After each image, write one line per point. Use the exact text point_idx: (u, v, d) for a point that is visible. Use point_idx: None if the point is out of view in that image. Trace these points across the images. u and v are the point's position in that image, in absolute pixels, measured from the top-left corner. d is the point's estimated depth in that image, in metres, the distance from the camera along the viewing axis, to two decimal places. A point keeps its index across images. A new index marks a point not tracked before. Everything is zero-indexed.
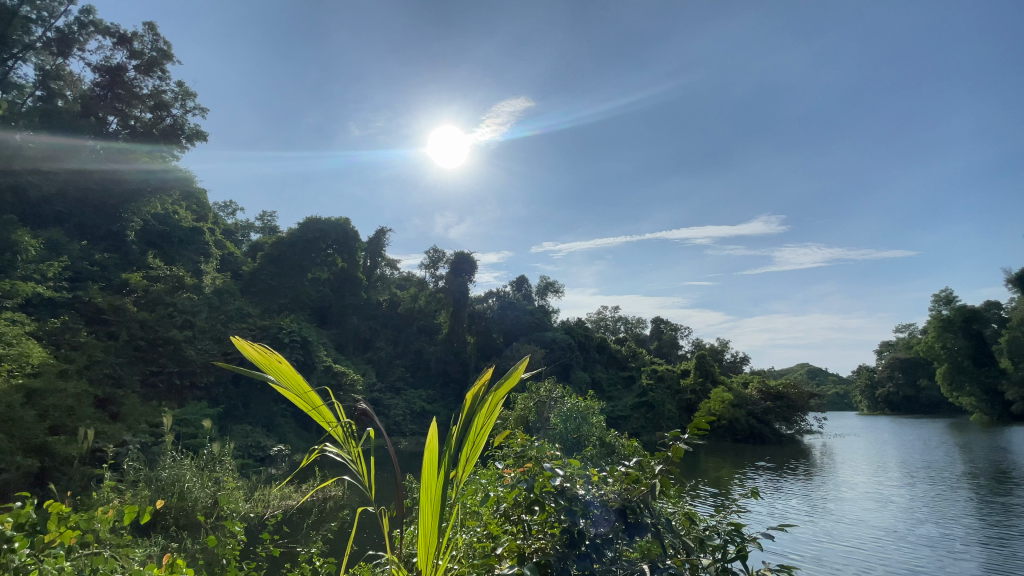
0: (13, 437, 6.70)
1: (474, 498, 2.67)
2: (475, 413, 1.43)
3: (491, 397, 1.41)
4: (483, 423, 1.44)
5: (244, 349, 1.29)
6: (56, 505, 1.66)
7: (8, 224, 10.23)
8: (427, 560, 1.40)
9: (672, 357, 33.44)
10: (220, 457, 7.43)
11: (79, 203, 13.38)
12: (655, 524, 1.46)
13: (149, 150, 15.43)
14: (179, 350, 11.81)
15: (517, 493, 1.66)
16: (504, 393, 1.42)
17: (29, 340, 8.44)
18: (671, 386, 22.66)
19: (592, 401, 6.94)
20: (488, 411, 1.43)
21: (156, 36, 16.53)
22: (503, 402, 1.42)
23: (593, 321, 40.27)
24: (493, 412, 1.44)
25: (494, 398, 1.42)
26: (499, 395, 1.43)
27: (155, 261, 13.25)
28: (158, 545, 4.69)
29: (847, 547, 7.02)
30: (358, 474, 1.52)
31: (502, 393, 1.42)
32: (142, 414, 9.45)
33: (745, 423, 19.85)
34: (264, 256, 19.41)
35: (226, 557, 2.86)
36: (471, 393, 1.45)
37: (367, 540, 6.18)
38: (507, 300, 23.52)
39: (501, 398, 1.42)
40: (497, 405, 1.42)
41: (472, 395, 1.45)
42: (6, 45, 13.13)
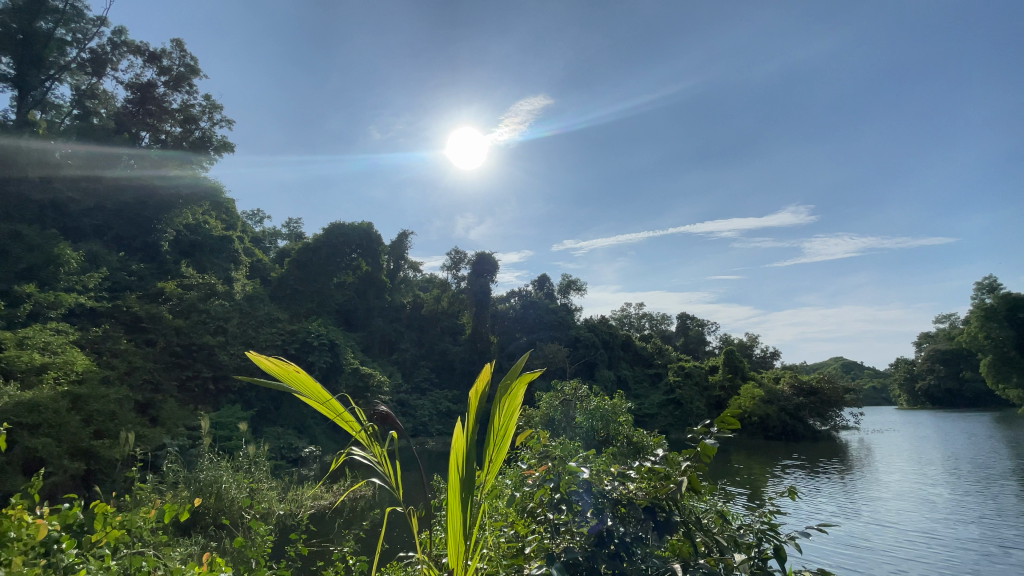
0: (60, 441, 6.99)
1: (500, 499, 2.68)
2: (490, 415, 1.43)
3: (507, 394, 1.39)
4: (500, 426, 1.44)
5: (262, 362, 1.30)
6: (101, 505, 1.74)
7: (52, 239, 10.78)
8: (458, 560, 1.41)
9: (700, 354, 32.88)
10: (255, 458, 7.61)
11: (116, 215, 13.95)
12: (684, 520, 1.45)
13: (180, 165, 16.17)
14: (213, 355, 12.21)
15: (542, 491, 1.65)
16: (518, 390, 1.41)
17: (74, 349, 8.87)
18: (699, 383, 22.28)
19: (617, 399, 6.89)
20: (504, 411, 1.42)
21: (183, 52, 17.03)
22: (518, 399, 1.41)
23: (617, 318, 39.91)
24: (512, 410, 1.44)
25: (511, 395, 1.41)
26: (512, 395, 1.41)
27: (188, 270, 13.72)
28: (197, 545, 4.85)
29: (882, 550, 6.73)
30: (386, 476, 1.54)
31: (515, 391, 1.40)
32: (180, 417, 9.81)
33: (778, 420, 19.38)
34: (291, 263, 19.87)
35: (260, 556, 2.91)
36: (479, 394, 1.45)
37: (397, 539, 6.29)
38: (529, 299, 23.53)
39: (515, 396, 1.41)
40: (510, 407, 1.41)
41: (481, 396, 1.44)
42: (43, 67, 13.72)
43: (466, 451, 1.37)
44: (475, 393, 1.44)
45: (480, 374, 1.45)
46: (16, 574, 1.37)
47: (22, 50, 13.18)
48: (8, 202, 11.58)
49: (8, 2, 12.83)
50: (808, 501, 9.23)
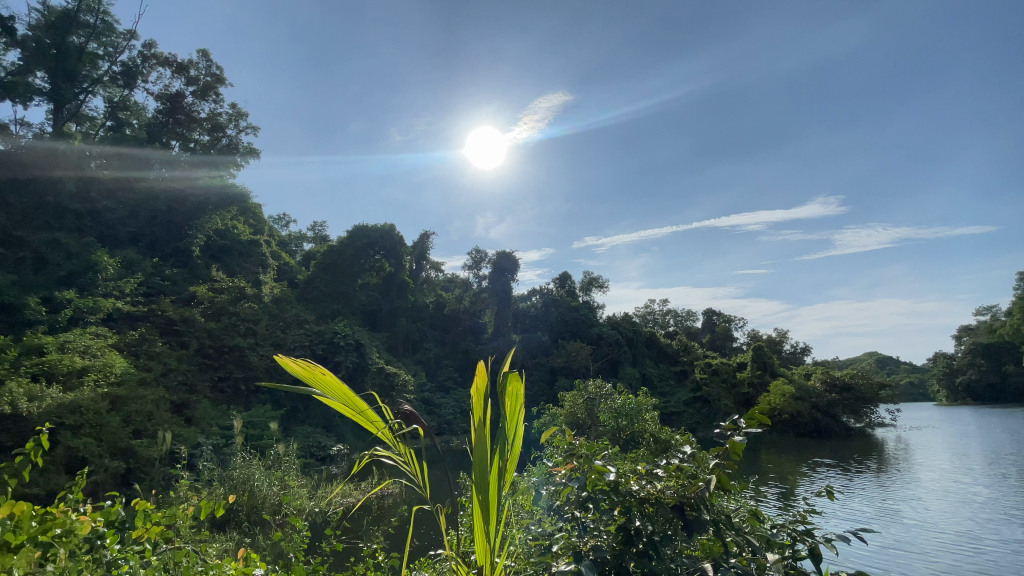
0: (102, 441, 7.29)
1: (526, 497, 2.68)
2: (499, 408, 1.45)
3: (509, 390, 1.41)
4: (508, 418, 1.45)
5: (288, 365, 1.33)
6: (141, 503, 1.82)
7: (90, 246, 11.30)
8: (486, 555, 1.43)
9: (727, 350, 32.26)
10: (285, 456, 7.77)
11: (150, 222, 14.49)
12: (713, 519, 1.42)
13: (208, 173, 16.67)
14: (244, 356, 12.56)
15: (567, 490, 1.64)
16: (519, 385, 1.42)
17: (111, 352, 9.24)
18: (727, 380, 21.84)
19: (642, 397, 6.83)
20: (509, 405, 1.44)
21: (209, 62, 17.51)
22: (520, 395, 1.42)
23: (642, 314, 39.49)
24: (517, 406, 1.45)
25: (513, 390, 1.42)
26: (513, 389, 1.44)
27: (218, 274, 14.13)
28: (234, 540, 5.01)
29: (921, 552, 6.51)
30: (411, 474, 1.56)
31: (515, 385, 1.42)
32: (213, 417, 10.14)
33: (810, 417, 18.90)
34: (317, 265, 20.27)
35: (295, 551, 2.97)
36: (481, 389, 1.48)
37: (426, 536, 6.35)
38: (551, 297, 23.49)
39: (517, 390, 1.42)
40: (515, 401, 1.43)
41: (484, 391, 1.47)
42: (77, 80, 14.27)
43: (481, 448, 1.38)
44: (477, 388, 1.49)
45: (478, 372, 1.48)
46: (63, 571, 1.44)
47: (56, 64, 13.74)
48: (48, 211, 12.07)
49: (42, 18, 13.41)
50: (843, 501, 8.95)
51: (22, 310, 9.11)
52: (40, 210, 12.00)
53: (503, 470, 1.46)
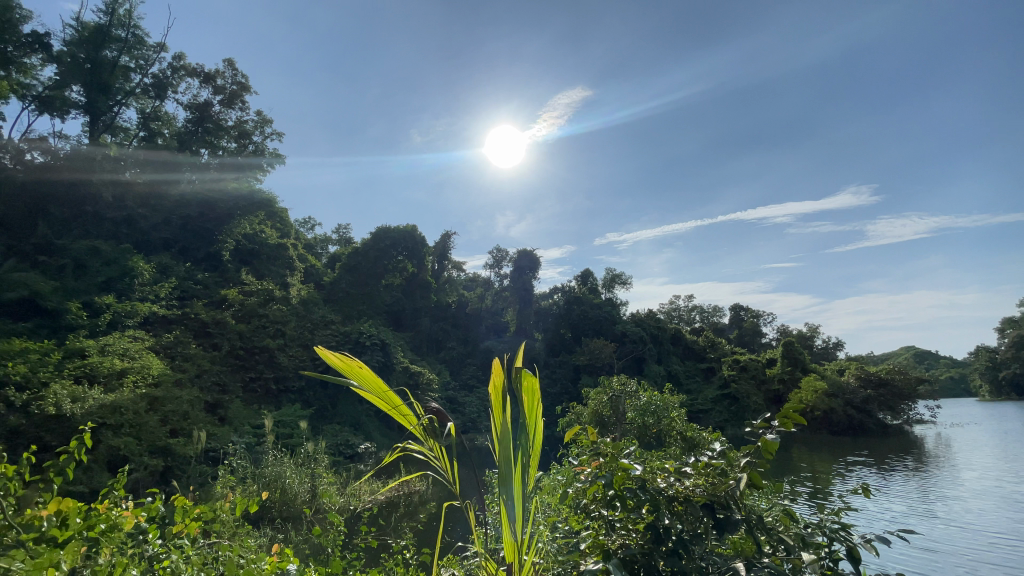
0: (141, 440, 7.57)
1: (551, 494, 2.67)
2: (518, 404, 1.44)
3: (524, 389, 1.40)
4: (527, 413, 1.44)
5: (326, 357, 1.37)
6: (181, 500, 1.88)
7: (126, 253, 11.81)
8: (513, 550, 1.44)
9: (756, 346, 31.58)
10: (314, 455, 7.92)
11: (182, 229, 14.98)
12: (744, 519, 1.38)
13: (236, 179, 17.32)
14: (273, 357, 12.87)
15: (593, 488, 1.61)
16: (535, 384, 1.40)
17: (149, 354, 9.61)
18: (755, 377, 21.37)
19: (669, 394, 6.75)
20: (527, 399, 1.42)
21: (234, 71, 18.02)
22: (535, 394, 1.40)
23: (666, 311, 38.97)
24: (534, 405, 1.43)
25: (528, 389, 1.40)
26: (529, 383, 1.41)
27: (248, 278, 14.53)
28: (269, 537, 5.16)
29: (965, 554, 6.26)
30: (442, 470, 1.58)
31: (531, 381, 1.40)
32: (245, 417, 10.44)
33: (843, 414, 18.36)
34: (342, 267, 20.62)
35: (330, 546, 3.03)
36: (498, 384, 1.47)
37: (454, 533, 6.41)
38: (573, 295, 23.41)
39: (533, 386, 1.41)
40: (532, 396, 1.41)
41: (500, 386, 1.46)
42: (110, 93, 14.79)
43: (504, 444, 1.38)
44: (494, 383, 1.47)
45: (493, 367, 1.46)
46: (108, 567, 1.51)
47: (90, 78, 14.23)
48: (87, 220, 12.56)
49: (76, 34, 13.89)
50: (881, 501, 8.67)
51: (64, 315, 9.53)
52: (79, 219, 12.48)
53: (527, 468, 1.46)
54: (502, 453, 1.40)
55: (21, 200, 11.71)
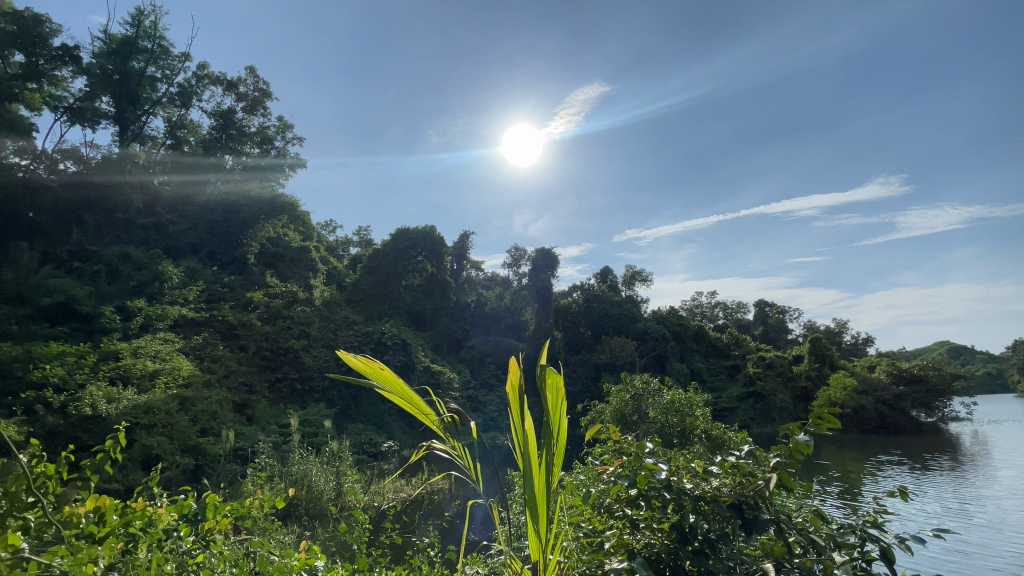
0: (174, 438, 7.83)
1: (574, 494, 2.66)
2: (541, 403, 1.43)
3: (548, 387, 1.39)
4: (550, 411, 1.42)
5: (349, 360, 1.38)
6: (211, 497, 1.94)
7: (156, 259, 12.32)
8: (538, 547, 1.45)
9: (782, 343, 30.90)
10: (339, 453, 8.05)
11: (208, 234, 15.41)
12: (774, 520, 1.35)
13: (259, 183, 17.80)
14: (298, 358, 13.11)
15: (617, 488, 1.59)
16: (558, 383, 1.38)
17: (179, 356, 9.92)
18: (782, 374, 20.92)
19: (693, 392, 6.66)
20: (551, 396, 1.40)
21: (256, 78, 18.41)
22: (559, 392, 1.39)
23: (689, 308, 38.44)
24: (557, 404, 1.42)
25: (552, 387, 1.39)
26: (552, 380, 1.40)
27: (272, 280, 14.86)
28: (298, 534, 5.29)
29: (1008, 556, 6.02)
30: (465, 468, 1.59)
31: (555, 379, 1.39)
32: (272, 416, 10.69)
33: (874, 411, 17.84)
34: (363, 268, 20.88)
35: (356, 543, 3.07)
36: (517, 383, 1.46)
37: (479, 532, 6.44)
38: (592, 292, 23.28)
39: (557, 383, 1.39)
40: (556, 394, 1.39)
41: (518, 385, 1.44)
42: (138, 103, 15.26)
43: (527, 443, 1.37)
44: (510, 382, 1.46)
45: (510, 366, 1.44)
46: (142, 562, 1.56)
47: (120, 89, 14.69)
48: (118, 226, 13.03)
49: (105, 46, 14.40)
50: (916, 502, 8.38)
51: (98, 319, 9.88)
52: (111, 225, 12.93)
53: (551, 466, 1.45)
54: (524, 451, 1.40)
55: (56, 209, 12.14)
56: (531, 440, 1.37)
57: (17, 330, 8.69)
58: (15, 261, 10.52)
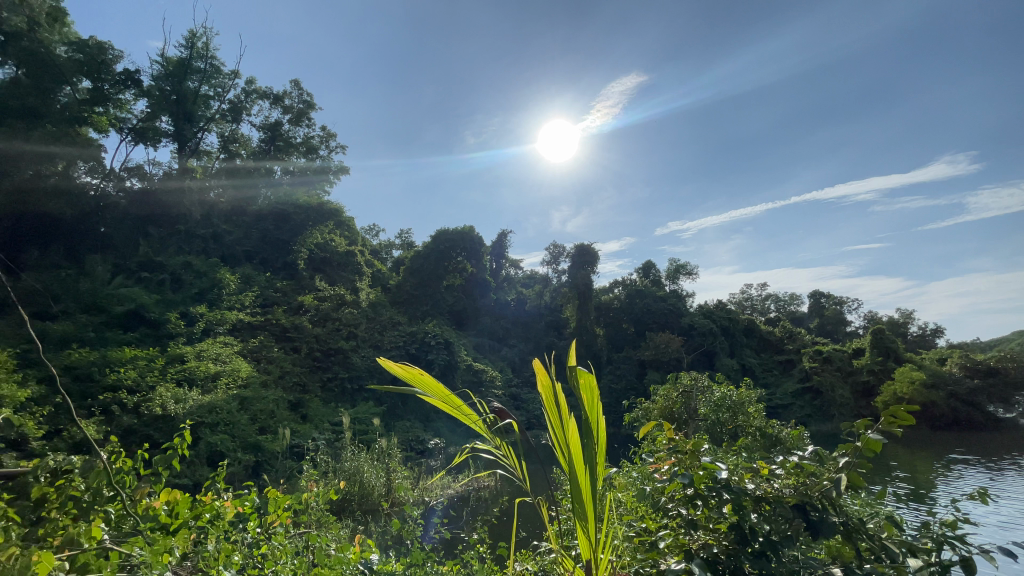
0: (235, 436, 8.29)
1: (626, 492, 2.63)
2: (578, 401, 1.41)
3: (581, 387, 1.37)
4: (587, 410, 1.40)
5: (389, 368, 1.41)
6: (272, 492, 2.02)
7: (214, 267, 13.30)
8: (588, 546, 1.44)
9: (840, 336, 29.35)
10: (389, 450, 8.27)
11: (261, 242, 16.18)
12: (842, 521, 1.29)
13: (306, 191, 18.62)
14: (347, 358, 13.57)
15: (670, 487, 1.55)
16: (591, 383, 1.37)
17: (238, 358, 10.53)
18: (840, 369, 19.88)
19: (744, 388, 6.46)
20: (585, 396, 1.39)
21: (301, 90, 19.16)
22: (593, 392, 1.37)
23: (737, 302, 37.15)
24: (594, 403, 1.40)
25: (586, 387, 1.37)
26: (587, 380, 1.39)
27: (321, 284, 15.48)
28: (353, 528, 5.52)
29: None
30: (510, 467, 1.61)
31: (589, 378, 1.37)
32: (325, 415, 11.10)
33: (946, 407, 16.66)
34: (406, 270, 21.23)
35: (411, 537, 3.13)
36: (552, 385, 1.45)
37: (527, 528, 6.49)
38: (635, 288, 22.95)
39: (591, 383, 1.37)
40: (592, 393, 1.37)
41: (553, 385, 1.43)
42: (194, 120, 16.21)
43: (570, 441, 1.37)
44: (544, 381, 1.45)
45: (541, 368, 1.44)
46: (210, 554, 1.66)
47: (177, 108, 15.59)
48: (180, 237, 13.94)
49: (162, 69, 15.35)
50: (999, 506, 7.77)
51: (165, 325, 10.58)
52: (173, 237, 13.82)
53: (596, 464, 1.43)
54: (567, 451, 1.38)
55: (124, 223, 13.08)
56: (573, 440, 1.36)
57: (94, 336, 9.38)
58: (90, 272, 11.37)
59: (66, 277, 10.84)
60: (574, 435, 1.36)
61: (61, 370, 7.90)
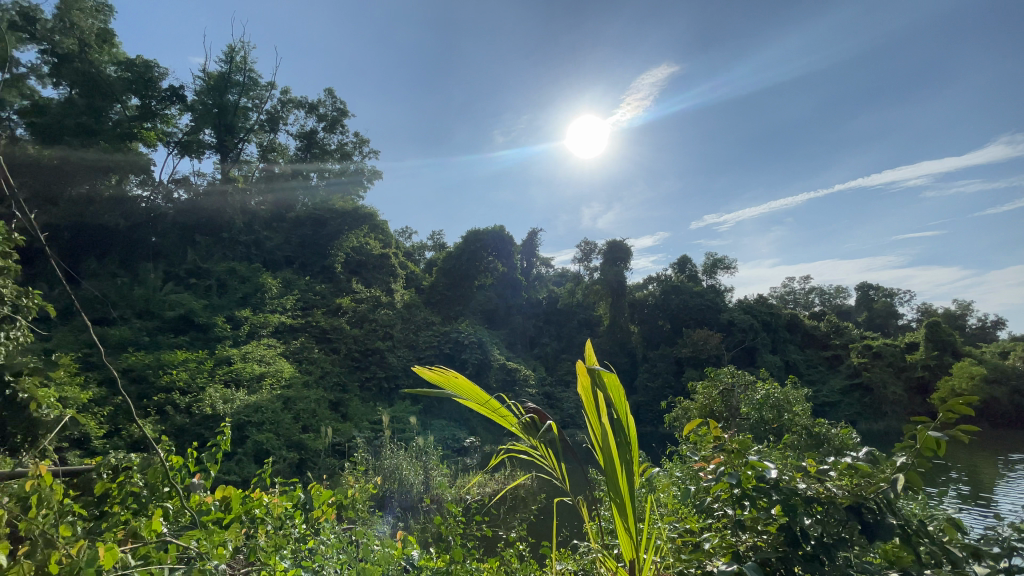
0: (281, 435, 8.60)
1: (667, 492, 2.59)
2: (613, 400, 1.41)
3: (612, 391, 1.37)
4: (622, 409, 1.39)
5: (425, 371, 1.45)
6: (316, 488, 2.10)
7: (258, 273, 13.85)
8: (630, 546, 1.43)
9: (891, 329, 27.87)
10: (426, 448, 8.38)
11: (300, 247, 16.70)
12: (898, 524, 1.24)
13: (341, 197, 19.13)
14: (384, 358, 13.86)
15: (713, 489, 1.51)
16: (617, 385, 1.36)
17: (281, 360, 10.92)
18: (892, 364, 18.90)
19: (788, 385, 6.24)
20: (614, 395, 1.38)
21: (334, 98, 19.68)
22: (623, 393, 1.37)
23: (778, 296, 35.87)
24: (627, 404, 1.40)
25: (614, 390, 1.38)
26: (611, 379, 1.38)
27: (357, 286, 15.87)
28: (394, 524, 5.64)
29: None
30: (548, 467, 1.61)
31: (613, 378, 1.37)
32: (364, 414, 11.36)
33: (1011, 404, 15.61)
34: (439, 270, 21.48)
35: (450, 534, 3.18)
36: (587, 385, 1.43)
37: (565, 527, 6.48)
38: (669, 283, 22.50)
39: (616, 383, 1.37)
40: (620, 393, 1.37)
41: (588, 384, 1.43)
42: (234, 131, 16.91)
43: (605, 440, 1.36)
44: (579, 384, 1.46)
45: (576, 368, 1.42)
46: (259, 547, 1.73)
47: (218, 120, 16.27)
48: (225, 244, 14.58)
49: (205, 84, 16.05)
50: None
51: (213, 329, 11.10)
52: (218, 245, 14.46)
53: (635, 464, 1.42)
54: (604, 450, 1.38)
55: (173, 232, 13.79)
56: (610, 439, 1.35)
57: (148, 341, 9.90)
58: (143, 279, 12.01)
59: (122, 285, 11.50)
60: (610, 433, 1.36)
61: (120, 372, 8.39)
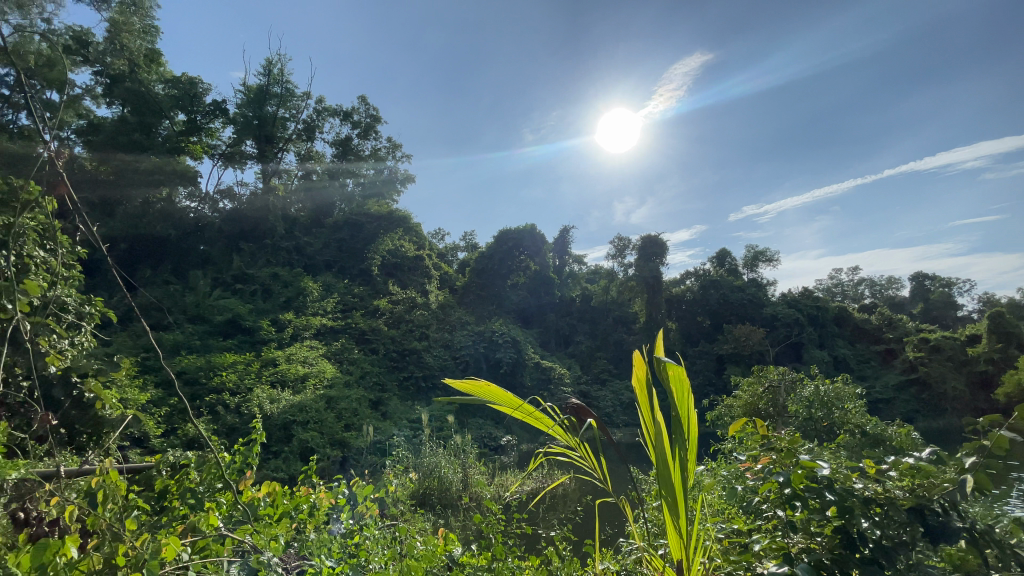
0: (324, 432, 8.91)
1: (714, 492, 2.51)
2: (665, 395, 1.36)
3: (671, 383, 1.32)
4: (679, 403, 1.34)
5: (457, 380, 1.46)
6: (361, 484, 2.16)
7: (299, 277, 14.37)
8: (677, 543, 1.41)
9: (951, 321, 26.24)
10: (465, 447, 8.47)
11: (338, 251, 17.18)
12: (967, 528, 1.16)
13: (376, 201, 19.58)
14: (421, 357, 14.10)
15: (764, 487, 1.45)
16: (678, 378, 1.30)
17: (323, 360, 11.29)
18: (952, 358, 17.79)
19: (839, 381, 6.00)
20: (674, 389, 1.33)
21: (367, 105, 20.17)
22: (683, 387, 1.31)
23: (825, 289, 34.35)
24: (684, 400, 1.34)
25: (673, 383, 1.32)
26: (675, 371, 1.32)
27: (394, 288, 16.20)
28: (435, 520, 5.74)
29: None
30: (589, 467, 1.59)
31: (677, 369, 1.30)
32: (403, 413, 11.58)
33: None
34: (472, 271, 21.72)
35: (491, 532, 3.21)
36: (642, 376, 1.39)
37: (605, 527, 6.43)
38: (707, 278, 21.92)
39: (679, 374, 1.30)
40: (681, 386, 1.31)
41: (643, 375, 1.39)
42: (273, 142, 17.56)
43: (655, 437, 1.33)
44: (636, 377, 1.42)
45: (631, 361, 1.39)
46: (307, 540, 1.80)
47: (258, 131, 16.92)
48: (268, 251, 15.17)
49: (245, 97, 16.72)
50: None
51: (259, 332, 11.59)
52: (262, 251, 15.06)
53: (685, 459, 1.38)
54: (656, 447, 1.34)
55: (220, 240, 14.47)
56: (662, 435, 1.32)
57: (200, 344, 10.42)
58: (193, 286, 12.63)
59: (175, 291, 12.13)
60: (662, 430, 1.32)
61: (176, 374, 8.88)
